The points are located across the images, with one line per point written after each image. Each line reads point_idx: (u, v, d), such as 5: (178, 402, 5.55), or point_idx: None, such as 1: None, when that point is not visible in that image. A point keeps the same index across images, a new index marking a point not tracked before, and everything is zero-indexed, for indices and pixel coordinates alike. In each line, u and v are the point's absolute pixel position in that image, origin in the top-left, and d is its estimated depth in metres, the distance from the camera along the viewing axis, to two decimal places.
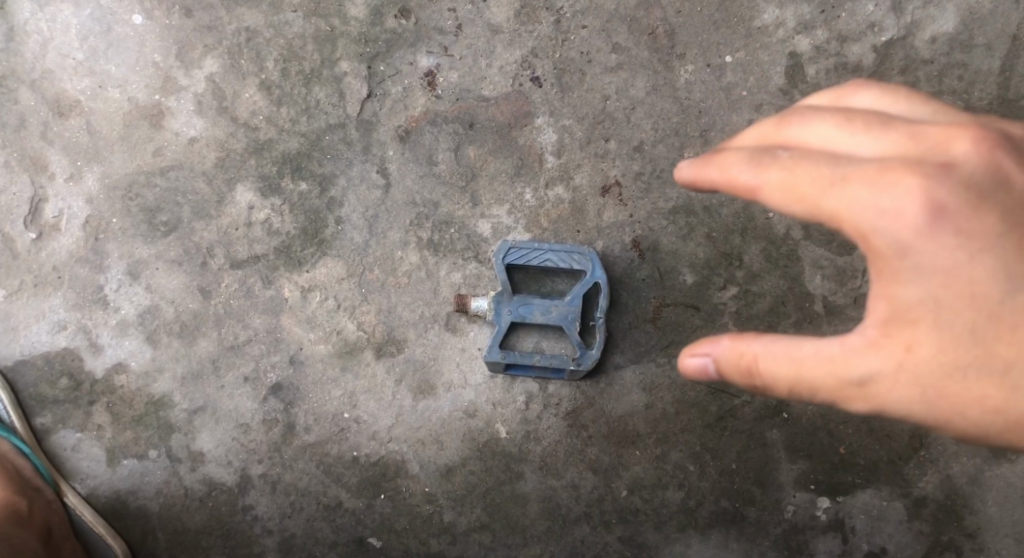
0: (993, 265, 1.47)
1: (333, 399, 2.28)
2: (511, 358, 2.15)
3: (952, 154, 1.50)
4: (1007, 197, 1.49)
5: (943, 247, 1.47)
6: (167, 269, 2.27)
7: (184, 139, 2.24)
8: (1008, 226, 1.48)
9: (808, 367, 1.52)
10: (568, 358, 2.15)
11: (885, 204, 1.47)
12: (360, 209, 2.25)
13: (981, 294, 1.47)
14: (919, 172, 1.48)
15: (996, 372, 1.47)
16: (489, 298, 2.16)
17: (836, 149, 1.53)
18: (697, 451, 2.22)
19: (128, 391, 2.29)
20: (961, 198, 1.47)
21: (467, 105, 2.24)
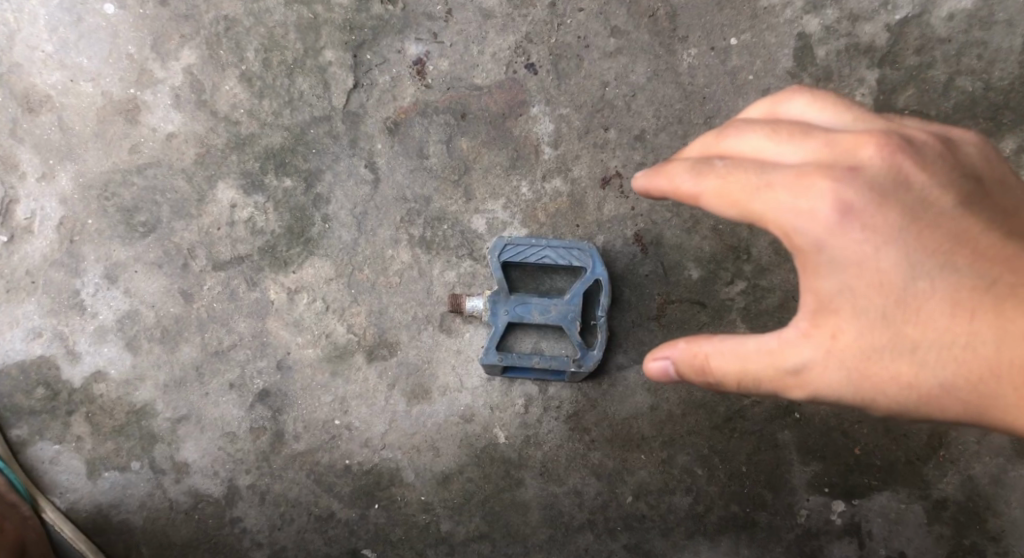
0: (902, 256, 1.52)
1: (323, 406, 2.18)
2: (508, 360, 2.05)
3: (862, 155, 1.55)
4: (914, 192, 1.54)
5: (856, 242, 1.52)
6: (147, 271, 2.16)
7: (161, 135, 2.13)
8: (914, 219, 1.53)
9: (747, 360, 1.57)
10: (568, 359, 2.04)
11: (801, 207, 1.53)
12: (348, 206, 2.14)
13: (892, 283, 1.52)
14: (831, 174, 1.53)
15: (912, 354, 1.52)
16: (485, 298, 2.05)
17: (762, 157, 1.58)
18: (705, 453, 2.12)
19: (108, 400, 2.18)
20: (869, 196, 1.53)
21: (458, 94, 2.13)
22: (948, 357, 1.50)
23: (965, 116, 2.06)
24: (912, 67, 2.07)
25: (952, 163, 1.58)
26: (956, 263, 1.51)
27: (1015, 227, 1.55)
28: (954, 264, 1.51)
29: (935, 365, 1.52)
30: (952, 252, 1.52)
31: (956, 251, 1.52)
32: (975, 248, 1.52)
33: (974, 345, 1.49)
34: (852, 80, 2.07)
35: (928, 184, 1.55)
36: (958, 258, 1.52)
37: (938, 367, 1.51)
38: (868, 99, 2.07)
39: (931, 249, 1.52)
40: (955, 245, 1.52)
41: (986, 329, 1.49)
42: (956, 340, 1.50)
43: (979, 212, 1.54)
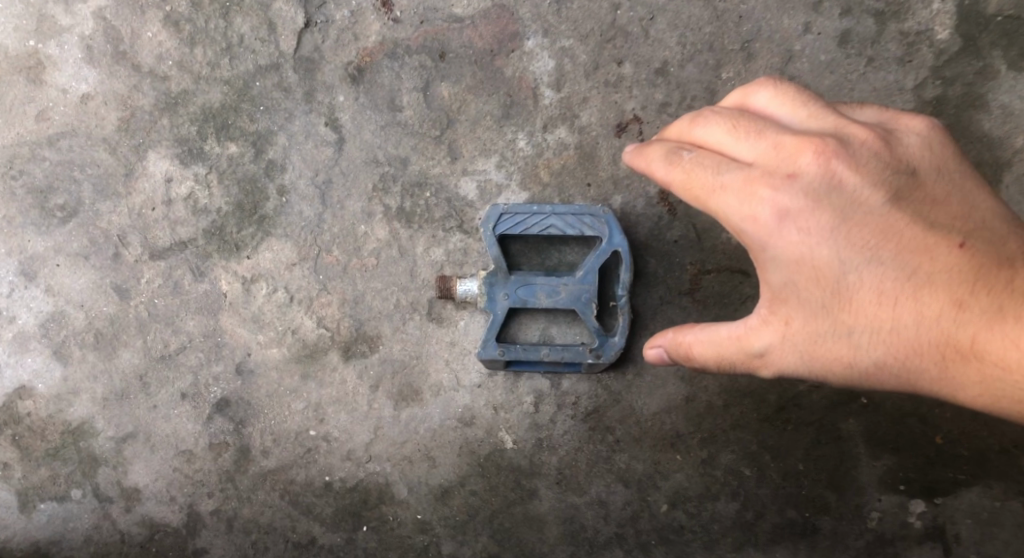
0: (835, 251, 1.31)
1: (294, 415, 1.82)
2: (512, 354, 1.70)
3: (801, 159, 1.32)
4: (848, 188, 1.32)
5: (792, 241, 1.32)
6: (70, 264, 1.79)
7: (74, 97, 1.74)
8: (844, 215, 1.31)
9: (706, 348, 1.37)
10: (584, 349, 1.68)
11: (744, 211, 1.32)
12: (308, 174, 1.76)
13: (828, 276, 1.31)
14: (771, 180, 1.32)
15: (848, 340, 1.32)
16: (479, 279, 1.69)
17: (714, 156, 1.35)
18: (754, 451, 1.75)
19: (37, 420, 1.83)
20: (803, 196, 1.31)
21: (435, 28, 1.74)
22: (880, 342, 1.31)
23: None
24: None
25: (892, 151, 1.34)
26: (882, 255, 1.30)
27: (941, 212, 1.32)
28: (879, 256, 1.30)
29: (869, 352, 1.31)
30: (880, 244, 1.30)
31: (884, 244, 1.31)
32: (901, 239, 1.30)
33: (903, 331, 1.30)
34: None
35: (862, 179, 1.32)
36: (885, 250, 1.30)
37: (873, 354, 1.31)
38: (948, 5, 1.66)
39: (858, 243, 1.31)
40: (884, 239, 1.31)
41: (912, 315, 1.29)
42: (885, 326, 1.30)
43: (911, 202, 1.32)
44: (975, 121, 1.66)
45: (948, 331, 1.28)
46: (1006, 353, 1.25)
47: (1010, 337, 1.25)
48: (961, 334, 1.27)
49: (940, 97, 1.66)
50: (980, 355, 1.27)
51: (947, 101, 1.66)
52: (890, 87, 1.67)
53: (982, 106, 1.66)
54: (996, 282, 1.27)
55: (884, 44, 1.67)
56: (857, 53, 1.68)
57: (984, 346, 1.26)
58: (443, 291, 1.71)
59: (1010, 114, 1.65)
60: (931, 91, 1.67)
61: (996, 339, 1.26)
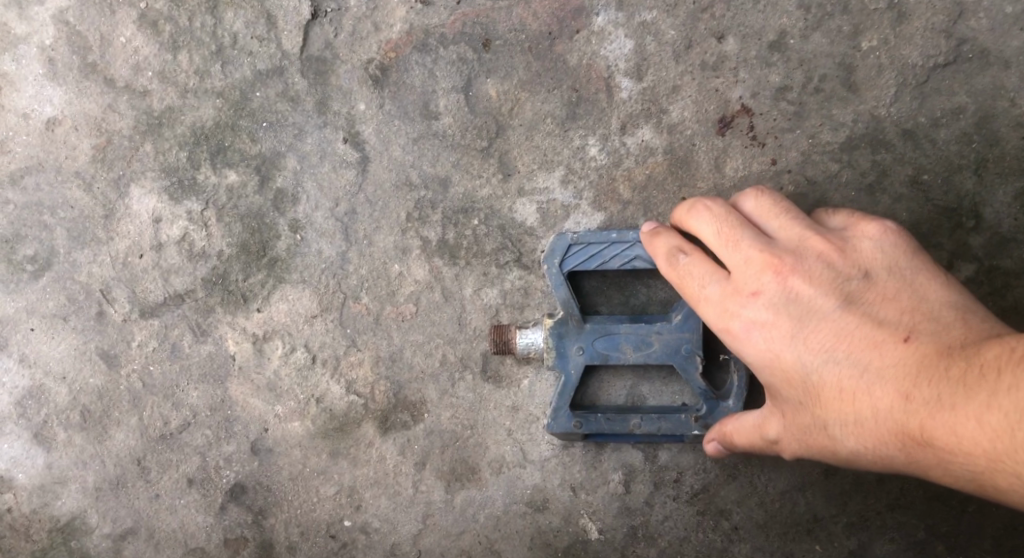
0: (795, 354, 1.07)
1: (324, 502, 1.46)
2: (592, 427, 1.31)
3: (762, 267, 1.09)
4: (803, 296, 1.07)
5: (756, 347, 1.09)
6: (47, 328, 1.47)
7: (38, 122, 1.43)
8: (798, 320, 1.07)
9: (740, 436, 1.16)
10: (687, 418, 1.28)
11: (719, 323, 1.11)
12: (327, 203, 1.41)
13: (793, 377, 1.08)
14: (736, 289, 1.10)
15: (823, 434, 1.07)
16: (545, 329, 1.31)
17: (700, 263, 1.13)
18: (920, 540, 1.33)
19: (20, 516, 1.51)
20: (763, 307, 1.08)
21: (475, 9, 1.37)
22: (851, 435, 1.05)
23: None
24: None
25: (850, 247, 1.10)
26: (836, 353, 1.05)
27: (892, 307, 1.06)
28: (831, 355, 1.05)
29: (844, 446, 1.06)
30: (833, 342, 1.06)
31: (838, 341, 1.06)
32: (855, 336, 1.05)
33: (868, 426, 1.03)
34: None
35: (817, 281, 1.08)
36: (838, 346, 1.05)
37: (849, 451, 1.06)
38: None
39: (811, 344, 1.06)
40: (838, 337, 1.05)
41: (869, 408, 1.03)
42: (848, 423, 1.05)
43: (863, 300, 1.06)
44: None
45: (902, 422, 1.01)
46: (954, 440, 0.96)
47: (959, 417, 0.96)
48: (913, 424, 1.00)
49: None
50: (936, 445, 0.98)
51: None
52: None
53: None
54: (942, 369, 0.99)
55: None
56: None
57: (937, 434, 0.97)
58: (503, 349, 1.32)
59: None
60: None
61: (948, 422, 0.96)
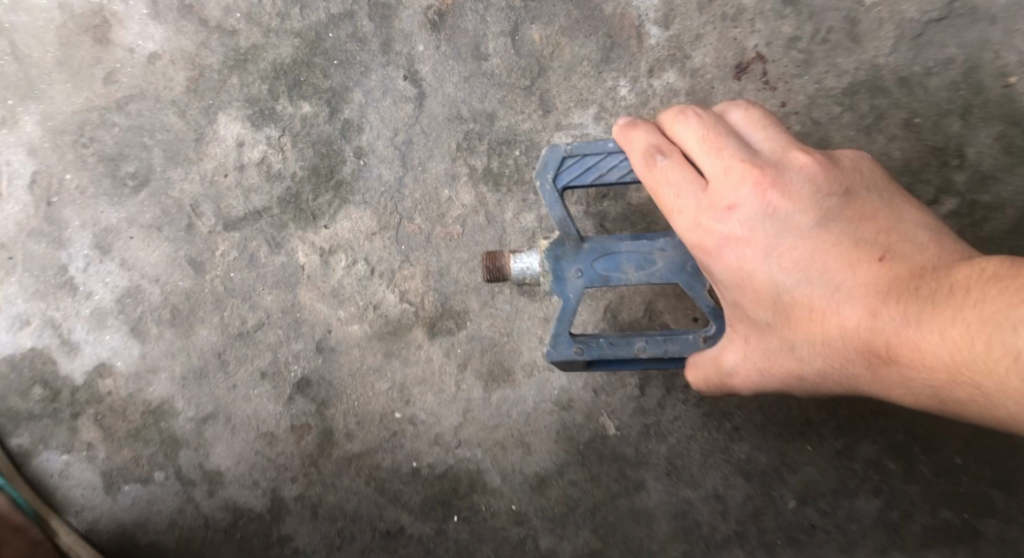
0: (764, 273, 1.20)
1: (378, 396, 1.68)
2: (593, 352, 1.38)
3: (741, 188, 1.21)
4: (780, 212, 1.19)
5: (732, 263, 1.22)
6: (144, 238, 1.69)
7: (141, 56, 1.65)
8: (774, 238, 1.19)
9: (698, 373, 1.31)
10: (688, 338, 1.36)
11: (693, 237, 1.23)
12: (388, 134, 1.61)
13: (761, 299, 1.21)
14: (714, 205, 1.22)
15: (790, 356, 1.21)
16: (541, 253, 1.40)
17: (679, 170, 1.25)
18: (900, 443, 1.52)
19: (117, 399, 1.74)
20: (739, 223, 1.21)
21: None
22: (819, 353, 1.19)
23: None
24: None
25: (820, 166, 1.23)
26: (811, 274, 1.18)
27: (867, 229, 1.19)
28: (806, 275, 1.18)
29: (813, 365, 1.20)
30: (808, 263, 1.18)
31: (812, 262, 1.18)
32: (827, 255, 1.18)
33: (836, 344, 1.17)
34: None
35: (795, 203, 1.20)
36: (812, 268, 1.18)
37: (817, 369, 1.20)
38: None
39: (787, 264, 1.19)
40: (811, 256, 1.18)
41: (839, 326, 1.17)
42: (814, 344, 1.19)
43: (839, 215, 1.19)
44: None
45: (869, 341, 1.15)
46: (918, 353, 1.11)
47: (923, 332, 1.11)
48: (882, 341, 1.14)
49: None
50: (901, 358, 1.13)
51: None
52: None
53: None
54: (910, 289, 1.13)
55: None
56: None
57: (902, 350, 1.12)
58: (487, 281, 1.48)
59: None
60: None
61: (911, 337, 1.12)
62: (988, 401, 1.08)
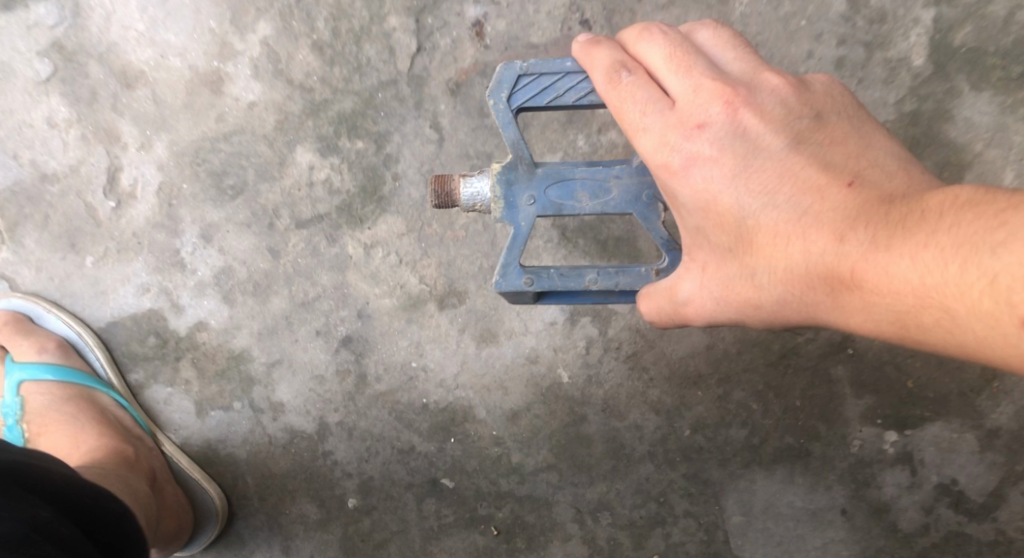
0: (735, 196, 1.69)
1: (401, 350, 2.36)
2: (542, 282, 1.87)
3: (710, 110, 1.71)
4: (749, 137, 1.70)
5: (701, 183, 1.71)
6: (237, 231, 2.36)
7: (244, 103, 2.32)
8: (748, 160, 1.69)
9: (649, 304, 1.80)
10: (626, 274, 1.86)
11: (659, 157, 1.73)
12: (416, 165, 2.30)
13: (731, 222, 1.70)
14: (686, 126, 1.72)
15: (752, 281, 1.70)
16: (497, 179, 1.88)
17: (639, 82, 1.75)
18: (760, 390, 2.26)
19: (210, 347, 2.40)
20: (710, 144, 1.70)
21: (516, 52, 2.25)
22: (778, 278, 1.67)
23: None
24: (969, 4, 2.10)
25: (792, 109, 1.72)
26: (779, 197, 1.68)
27: (838, 159, 1.68)
28: (777, 198, 1.68)
29: (773, 285, 1.68)
30: (777, 190, 1.68)
31: (782, 187, 1.68)
32: (792, 182, 1.68)
33: (797, 266, 1.66)
34: (908, 20, 2.12)
35: (765, 132, 1.70)
36: (781, 193, 1.68)
37: (784, 287, 1.68)
38: (923, 39, 2.12)
39: (758, 188, 1.69)
40: (779, 185, 1.68)
41: (803, 247, 1.65)
42: (780, 264, 1.67)
43: (805, 149, 1.69)
44: (943, 130, 2.12)
45: (830, 261, 1.63)
46: (883, 275, 1.58)
47: (886, 259, 1.58)
48: (846, 265, 1.62)
49: (915, 111, 2.13)
50: (863, 278, 1.60)
51: (922, 114, 2.12)
52: (876, 102, 2.13)
53: (950, 119, 2.12)
54: (875, 212, 1.62)
55: (872, 69, 2.13)
56: (851, 75, 2.14)
57: (865, 271, 1.60)
58: (434, 208, 1.94)
59: (972, 125, 2.11)
60: (909, 106, 2.13)
61: (866, 265, 1.60)
62: (943, 318, 1.54)
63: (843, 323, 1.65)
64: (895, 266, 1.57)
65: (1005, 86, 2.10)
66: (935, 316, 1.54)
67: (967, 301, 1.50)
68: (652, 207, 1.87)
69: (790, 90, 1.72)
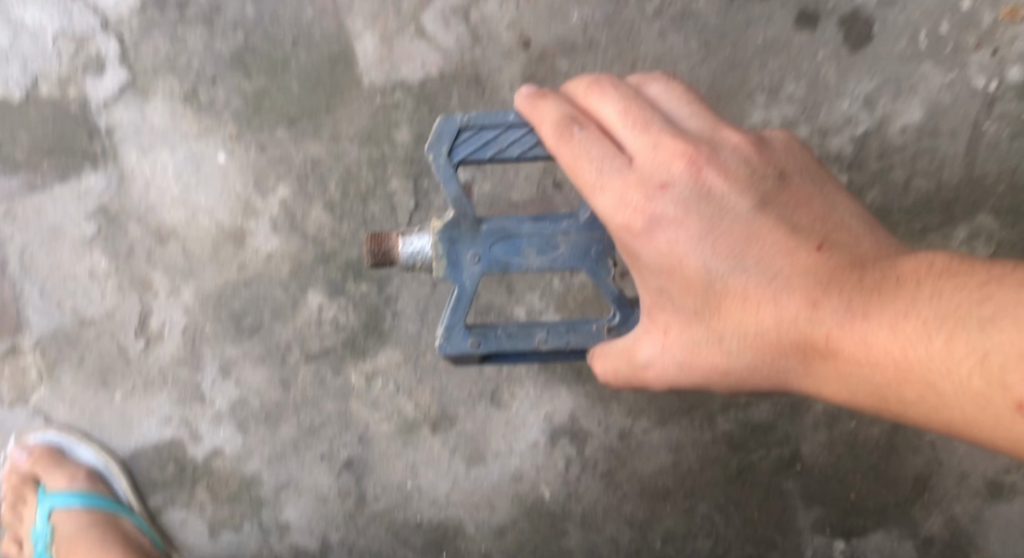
0: (702, 259, 1.74)
1: (397, 471, 2.59)
2: (488, 344, 1.98)
3: (672, 169, 1.77)
4: (713, 198, 1.75)
5: (664, 243, 1.75)
6: (253, 365, 2.60)
7: (262, 254, 2.57)
8: (715, 221, 1.74)
9: (603, 361, 1.90)
10: (575, 334, 1.99)
11: (618, 214, 1.76)
12: (413, 303, 2.57)
13: (697, 285, 1.75)
14: (647, 184, 1.76)
15: (720, 346, 1.75)
16: (438, 237, 1.98)
17: (590, 133, 1.80)
18: (722, 503, 2.52)
19: (224, 472, 2.61)
20: (673, 203, 1.75)
21: (499, 208, 2.51)
22: (747, 344, 1.73)
23: (922, 211, 2.46)
24: (874, 171, 2.47)
25: (755, 168, 1.79)
26: (746, 262, 1.73)
27: (803, 222, 1.76)
28: (745, 262, 1.73)
29: (742, 350, 1.74)
30: (745, 254, 1.73)
31: (749, 251, 1.73)
32: (759, 246, 1.73)
33: (768, 332, 1.72)
34: None
35: (730, 194, 1.76)
36: (748, 257, 1.73)
37: (751, 354, 1.74)
38: None
39: (725, 250, 1.73)
40: (746, 248, 1.73)
41: (774, 313, 1.71)
42: (750, 329, 1.73)
43: (770, 211, 1.76)
44: None
45: (803, 326, 1.69)
46: (859, 342, 1.65)
47: (864, 330, 1.65)
48: (820, 333, 1.68)
49: None
50: (838, 344, 1.67)
51: None
52: None
53: None
54: (848, 279, 1.69)
55: None
56: None
57: (840, 339, 1.67)
58: (373, 266, 2.03)
59: None
60: None
61: (841, 334, 1.67)
62: (928, 389, 1.60)
63: (816, 389, 1.73)
64: (875, 335, 1.64)
65: (911, 240, 2.46)
66: (919, 390, 1.61)
67: (954, 376, 1.57)
68: (600, 263, 1.99)
69: (750, 150, 1.81)
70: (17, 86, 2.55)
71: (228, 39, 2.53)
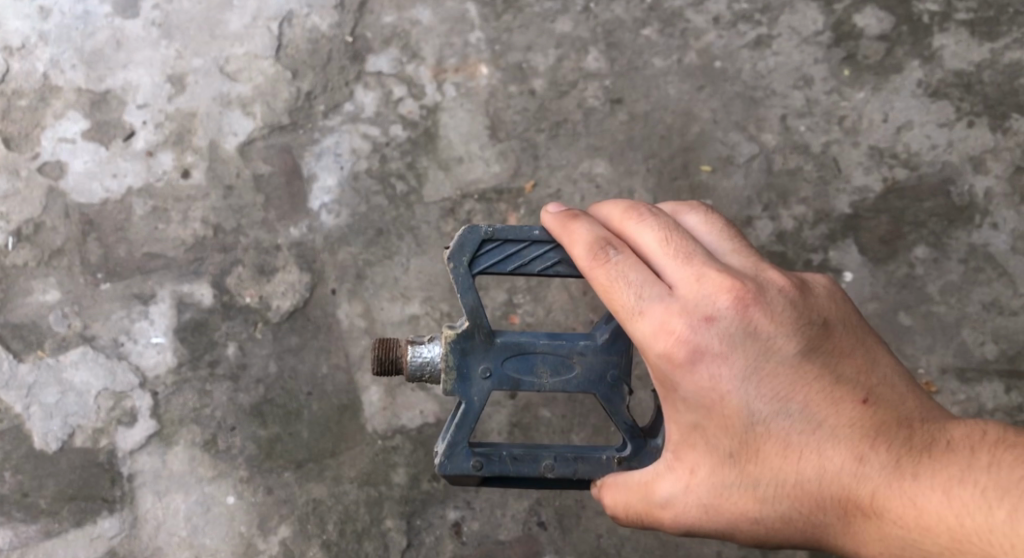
0: (744, 400, 1.73)
1: None
2: (492, 467, 1.95)
3: (717, 302, 1.74)
4: (760, 336, 1.74)
5: (705, 380, 1.73)
6: None
7: None
8: (760, 363, 1.73)
9: (609, 493, 1.90)
10: (586, 464, 1.96)
11: (655, 342, 1.74)
12: None
13: (736, 427, 1.73)
14: (691, 315, 1.73)
15: (755, 494, 1.74)
16: (449, 349, 1.97)
17: (625, 257, 1.81)
18: None
19: None
20: (715, 337, 1.73)
21: (487, 547, 2.62)
22: (784, 493, 1.73)
23: None
24: None
25: (801, 311, 1.77)
26: (791, 409, 1.73)
27: (848, 372, 1.75)
28: (790, 408, 1.73)
29: (778, 499, 1.74)
30: (790, 401, 1.73)
31: (794, 397, 1.73)
32: (805, 393, 1.73)
33: (808, 484, 1.72)
34: None
35: (776, 333, 1.74)
36: (793, 404, 1.73)
37: (788, 505, 1.73)
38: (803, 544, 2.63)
39: (771, 394, 1.73)
40: (791, 395, 1.73)
41: (817, 466, 1.71)
42: (788, 478, 1.73)
43: (816, 358, 1.75)
44: None
45: (848, 481, 1.70)
46: (909, 502, 1.66)
47: (914, 491, 1.67)
48: (866, 491, 1.69)
49: None
50: (884, 502, 1.68)
51: None
52: None
53: None
54: (897, 438, 1.71)
55: None
56: None
57: (887, 499, 1.68)
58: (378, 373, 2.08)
59: None
60: None
61: (886, 493, 1.68)
62: None
63: (854, 546, 1.73)
64: (927, 499, 1.65)
65: None
66: None
67: (1015, 552, 1.55)
68: (614, 388, 1.99)
69: (796, 292, 1.78)
70: (55, 438, 2.65)
71: (250, 392, 2.69)
